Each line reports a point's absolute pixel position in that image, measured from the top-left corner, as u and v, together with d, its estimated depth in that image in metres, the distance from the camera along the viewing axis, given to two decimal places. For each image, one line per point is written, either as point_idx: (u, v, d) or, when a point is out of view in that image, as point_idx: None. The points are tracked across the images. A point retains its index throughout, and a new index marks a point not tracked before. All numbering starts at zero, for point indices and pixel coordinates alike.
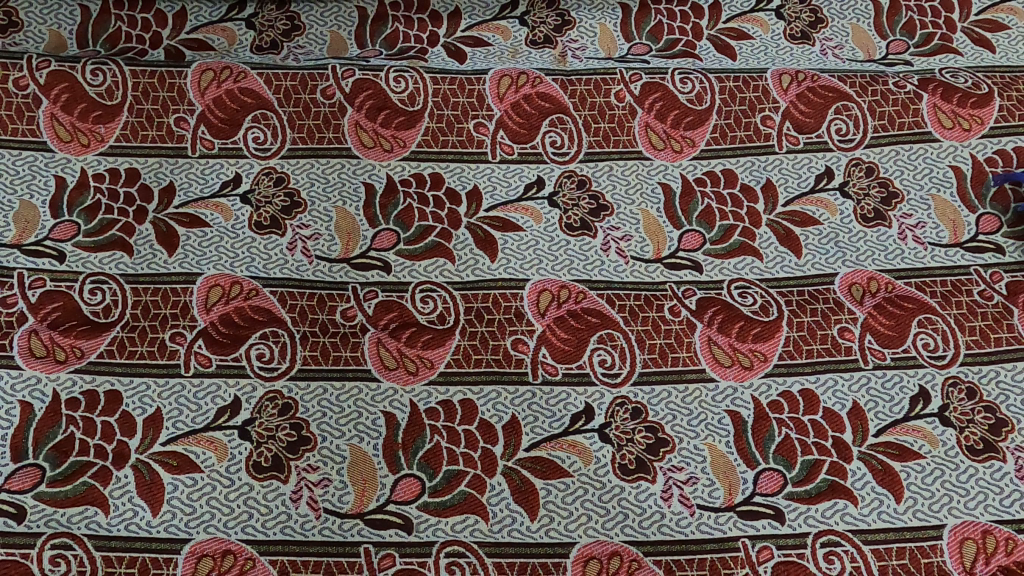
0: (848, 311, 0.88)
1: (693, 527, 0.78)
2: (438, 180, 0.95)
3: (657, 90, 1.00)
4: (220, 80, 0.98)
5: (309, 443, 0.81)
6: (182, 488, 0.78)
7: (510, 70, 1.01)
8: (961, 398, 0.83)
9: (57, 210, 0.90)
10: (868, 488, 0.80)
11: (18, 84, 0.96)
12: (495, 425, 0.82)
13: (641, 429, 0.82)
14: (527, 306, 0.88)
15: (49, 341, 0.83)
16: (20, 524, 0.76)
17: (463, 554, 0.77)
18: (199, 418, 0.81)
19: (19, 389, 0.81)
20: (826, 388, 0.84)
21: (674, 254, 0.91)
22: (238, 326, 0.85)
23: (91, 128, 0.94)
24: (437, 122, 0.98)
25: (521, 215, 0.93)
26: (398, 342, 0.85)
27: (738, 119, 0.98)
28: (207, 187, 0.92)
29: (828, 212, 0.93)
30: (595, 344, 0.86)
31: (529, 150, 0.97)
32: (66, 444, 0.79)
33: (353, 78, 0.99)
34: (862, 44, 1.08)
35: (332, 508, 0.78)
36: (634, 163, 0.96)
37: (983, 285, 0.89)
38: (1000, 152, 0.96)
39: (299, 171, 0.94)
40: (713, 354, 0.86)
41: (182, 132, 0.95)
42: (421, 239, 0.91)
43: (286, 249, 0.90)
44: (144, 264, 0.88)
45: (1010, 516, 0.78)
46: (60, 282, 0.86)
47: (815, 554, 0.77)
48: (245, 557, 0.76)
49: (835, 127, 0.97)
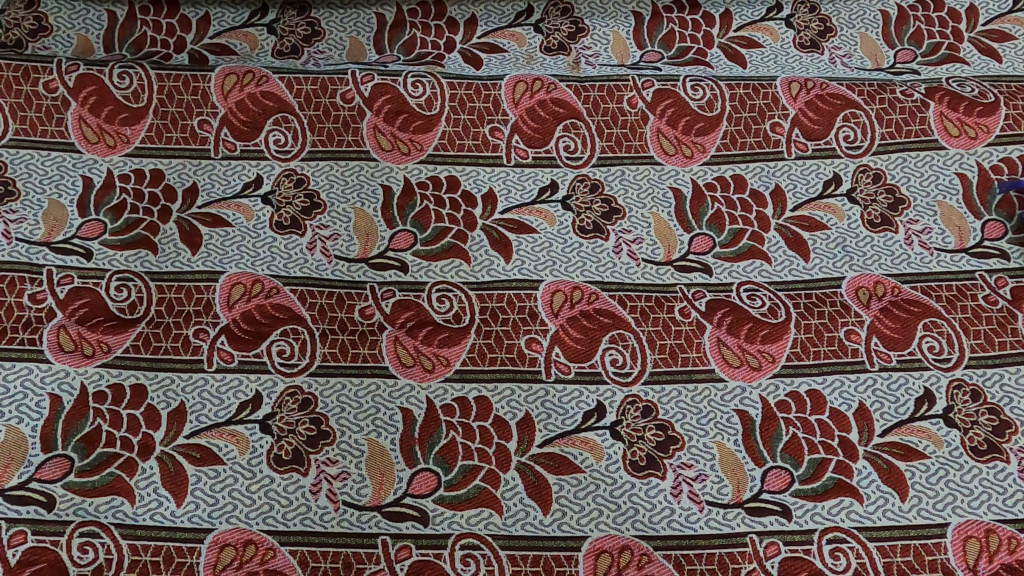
0: (854, 314, 0.90)
1: (701, 522, 0.80)
2: (455, 182, 0.97)
3: (669, 96, 1.02)
4: (243, 84, 1.01)
5: (328, 437, 0.83)
6: (205, 479, 0.80)
7: (525, 76, 1.04)
8: (966, 399, 0.85)
9: (85, 210, 0.93)
10: (873, 486, 0.81)
11: (48, 87, 0.98)
12: (509, 422, 0.84)
13: (652, 427, 0.84)
14: (541, 306, 0.90)
15: (77, 336, 0.86)
16: (50, 513, 0.78)
17: (477, 546, 0.79)
18: (222, 411, 0.83)
19: (49, 382, 0.83)
20: (833, 389, 0.86)
21: (685, 257, 0.93)
22: (260, 323, 0.88)
23: (118, 129, 0.97)
24: (453, 126, 1.00)
25: (535, 217, 0.95)
26: (415, 340, 0.88)
27: (748, 126, 1.00)
28: (229, 188, 0.95)
29: (836, 217, 0.95)
30: (607, 344, 0.88)
31: (543, 154, 0.99)
32: (94, 436, 0.82)
33: (372, 83, 1.02)
34: (871, 53, 1.10)
35: (351, 500, 0.80)
36: (646, 167, 0.98)
37: (988, 290, 0.91)
38: (1005, 160, 0.98)
39: (319, 173, 0.96)
40: (721, 355, 0.88)
41: (205, 135, 0.98)
42: (437, 240, 0.94)
43: (306, 248, 0.92)
44: (168, 262, 0.90)
45: (1013, 515, 0.80)
46: (88, 279, 0.89)
47: (821, 550, 0.79)
48: (266, 547, 0.78)
49: (843, 134, 0.99)
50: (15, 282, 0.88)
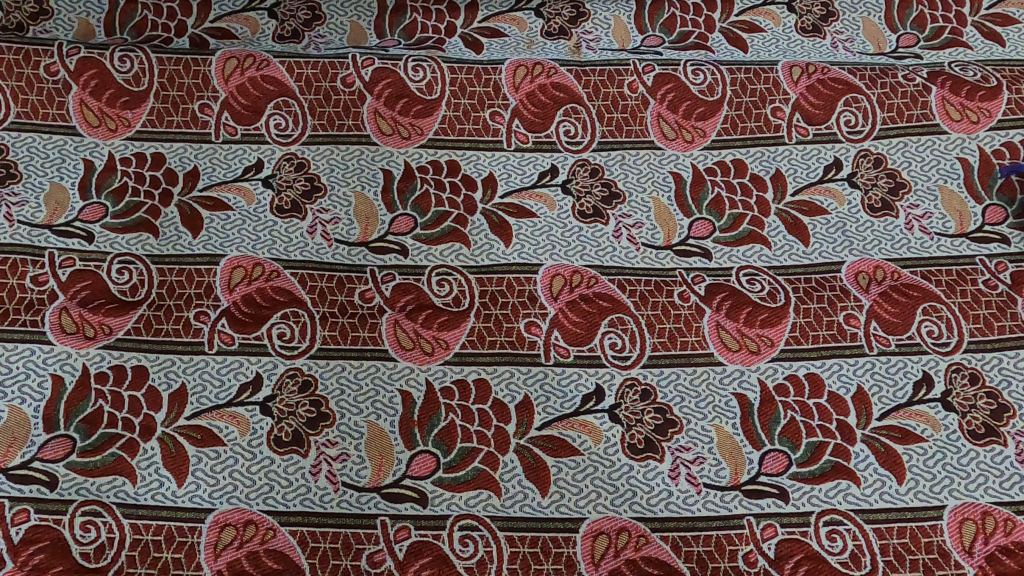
0: (854, 298, 0.89)
1: (699, 504, 0.80)
2: (455, 167, 0.97)
3: (669, 81, 1.02)
4: (243, 68, 1.01)
5: (328, 419, 0.83)
6: (205, 460, 0.81)
7: (525, 60, 1.04)
8: (964, 383, 0.85)
9: (86, 193, 0.93)
10: (871, 469, 0.82)
11: (49, 70, 0.99)
12: (508, 405, 0.85)
13: (650, 410, 0.84)
14: (541, 290, 0.90)
15: (79, 318, 0.86)
16: (53, 492, 0.79)
17: (475, 527, 0.79)
18: (223, 393, 0.84)
19: (51, 363, 0.84)
20: (831, 373, 0.86)
21: (684, 242, 0.93)
22: (260, 305, 0.88)
23: (119, 113, 0.97)
24: (453, 110, 1.00)
25: (535, 201, 0.95)
26: (414, 323, 0.88)
27: (749, 110, 1.00)
28: (230, 171, 0.95)
29: (836, 202, 0.95)
30: (606, 327, 0.88)
31: (543, 138, 0.99)
32: (96, 416, 0.82)
33: (373, 67, 1.02)
34: (873, 38, 1.09)
35: (350, 481, 0.81)
36: (647, 152, 0.98)
37: (988, 275, 0.91)
38: (1008, 145, 0.98)
39: (320, 157, 0.96)
40: (720, 339, 0.88)
41: (206, 118, 0.98)
42: (437, 224, 0.94)
43: (307, 232, 0.92)
44: (169, 245, 0.91)
45: (1009, 498, 0.80)
46: (89, 262, 0.89)
47: (818, 532, 0.79)
48: (266, 527, 0.78)
49: (844, 119, 0.99)
50: (17, 264, 0.88)
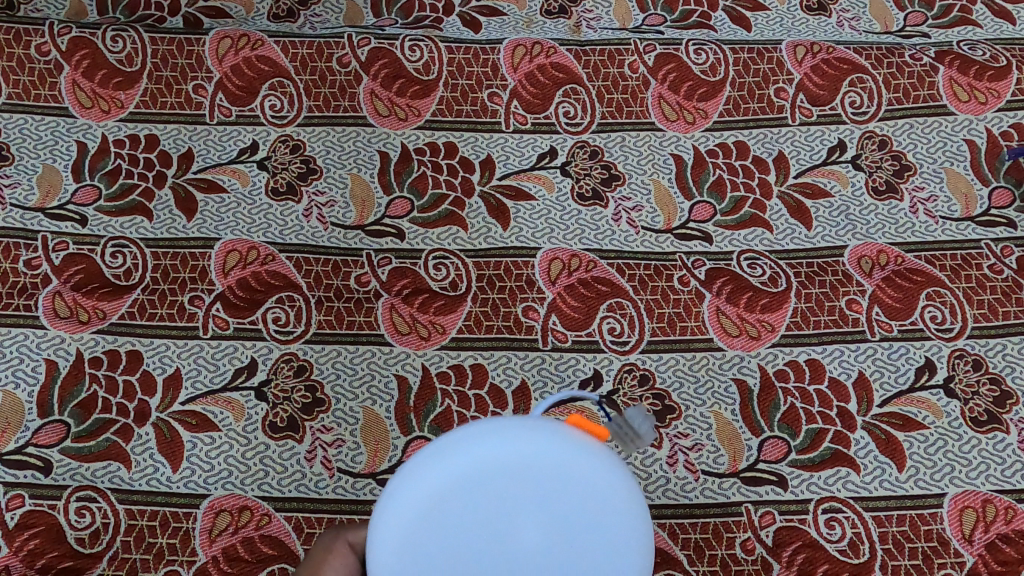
0: (856, 283, 0.88)
1: (697, 491, 0.80)
2: (452, 149, 0.96)
3: (671, 61, 1.00)
4: (238, 48, 0.99)
5: (323, 405, 0.83)
6: (201, 446, 0.81)
7: (524, 40, 1.01)
8: (967, 369, 0.84)
9: (79, 175, 0.92)
10: (871, 457, 0.81)
11: (40, 51, 0.97)
12: (505, 391, 0.84)
13: (649, 396, 0.84)
14: (539, 273, 0.89)
15: (73, 302, 0.85)
16: (47, 477, 0.79)
17: None
18: (218, 378, 0.83)
19: (45, 347, 0.83)
20: (832, 358, 0.85)
21: (685, 225, 0.92)
22: (255, 290, 0.87)
23: (112, 94, 0.96)
24: (451, 91, 0.98)
25: (534, 184, 0.94)
26: (411, 307, 0.87)
27: (752, 91, 0.98)
28: (224, 154, 0.94)
29: (840, 184, 0.93)
30: (605, 312, 0.87)
31: (542, 120, 0.97)
32: (90, 401, 0.82)
33: (369, 47, 1.00)
34: (880, 15, 1.04)
35: (345, 467, 0.81)
36: (647, 133, 0.97)
37: (993, 260, 0.89)
38: (1015, 127, 0.96)
39: (315, 139, 0.95)
40: (719, 323, 0.87)
41: (200, 100, 0.96)
42: (434, 207, 0.93)
43: (302, 215, 0.91)
44: (164, 229, 0.90)
45: (1011, 486, 0.79)
46: (83, 246, 0.88)
47: (816, 519, 0.79)
48: (261, 513, 0.78)
49: (849, 100, 0.97)
50: (11, 248, 0.88)
